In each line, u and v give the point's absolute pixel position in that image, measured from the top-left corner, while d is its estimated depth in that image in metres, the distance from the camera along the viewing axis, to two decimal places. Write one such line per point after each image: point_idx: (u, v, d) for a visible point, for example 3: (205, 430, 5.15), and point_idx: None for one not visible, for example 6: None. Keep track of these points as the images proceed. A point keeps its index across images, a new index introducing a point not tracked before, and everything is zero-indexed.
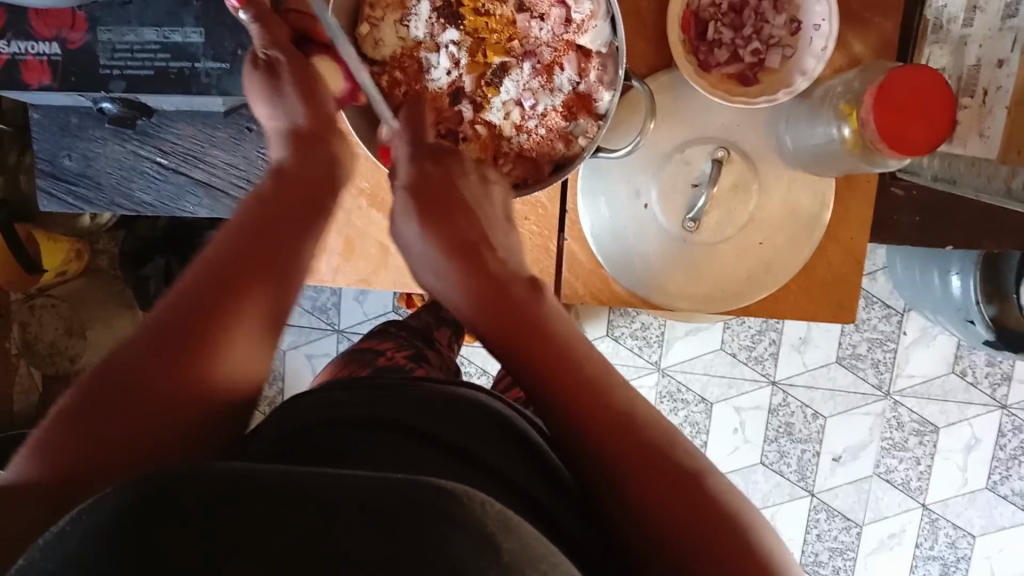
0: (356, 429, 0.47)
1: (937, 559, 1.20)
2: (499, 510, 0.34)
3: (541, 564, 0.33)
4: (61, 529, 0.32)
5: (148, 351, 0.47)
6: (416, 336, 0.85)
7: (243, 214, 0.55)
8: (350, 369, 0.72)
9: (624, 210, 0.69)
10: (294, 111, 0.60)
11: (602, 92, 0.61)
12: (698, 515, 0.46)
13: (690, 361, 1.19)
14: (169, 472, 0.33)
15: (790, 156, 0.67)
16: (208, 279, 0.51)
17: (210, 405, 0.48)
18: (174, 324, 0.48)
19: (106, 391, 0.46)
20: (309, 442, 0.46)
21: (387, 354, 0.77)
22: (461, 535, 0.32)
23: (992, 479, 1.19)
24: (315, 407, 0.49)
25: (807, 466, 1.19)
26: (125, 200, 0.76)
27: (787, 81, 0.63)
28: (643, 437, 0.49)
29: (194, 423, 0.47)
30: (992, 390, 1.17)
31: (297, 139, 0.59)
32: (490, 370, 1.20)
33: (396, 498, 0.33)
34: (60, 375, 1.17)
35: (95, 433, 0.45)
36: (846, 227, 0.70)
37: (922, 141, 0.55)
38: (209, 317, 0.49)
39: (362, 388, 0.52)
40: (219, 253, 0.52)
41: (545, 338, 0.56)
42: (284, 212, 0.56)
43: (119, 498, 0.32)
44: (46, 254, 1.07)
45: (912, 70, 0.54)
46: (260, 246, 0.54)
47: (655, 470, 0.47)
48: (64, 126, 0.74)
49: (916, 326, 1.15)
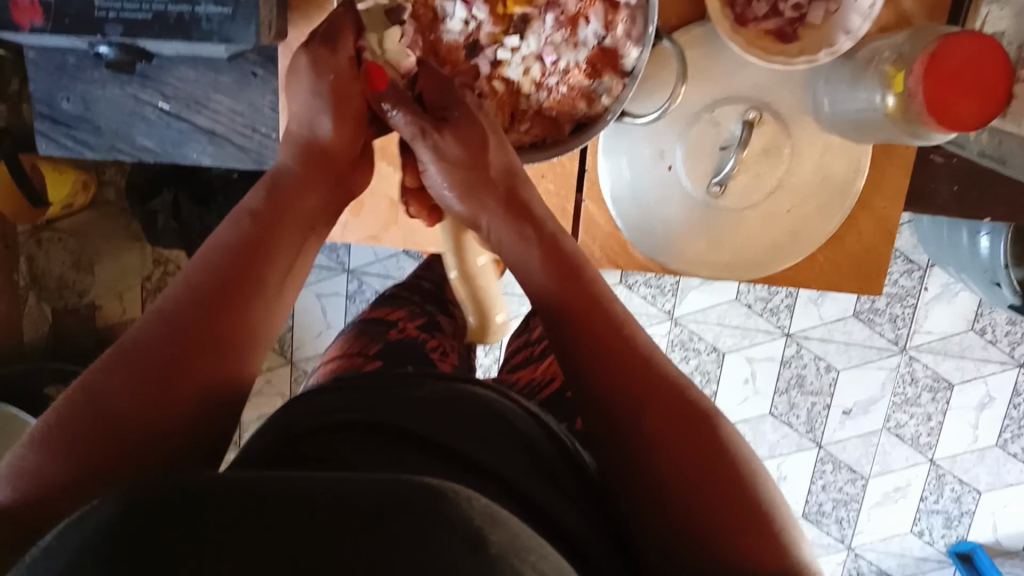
0: (349, 436, 0.45)
1: (940, 513, 1.20)
2: (485, 505, 0.32)
3: (531, 557, 0.31)
4: (49, 545, 0.31)
5: (136, 361, 0.45)
6: (428, 300, 0.85)
7: (235, 225, 0.54)
8: (359, 347, 0.71)
9: (647, 171, 0.66)
10: (320, 125, 0.58)
11: (629, 48, 0.57)
12: (712, 488, 0.45)
13: (704, 311, 1.16)
14: (166, 479, 0.32)
15: (827, 121, 0.63)
16: (200, 292, 0.49)
17: (197, 417, 0.46)
18: (159, 335, 0.47)
19: (93, 406, 0.43)
20: (305, 450, 0.44)
21: (399, 327, 0.76)
22: (445, 529, 0.31)
23: (1002, 437, 1.17)
24: (309, 413, 0.48)
25: (816, 419, 1.19)
26: (126, 145, 0.73)
27: (830, 40, 0.59)
28: (671, 417, 0.48)
29: (183, 428, 0.46)
30: (1010, 349, 1.14)
31: (315, 167, 0.59)
32: (501, 314, 1.18)
33: (385, 494, 0.31)
34: (71, 308, 1.17)
35: (80, 441, 0.42)
36: (880, 197, 0.66)
37: (970, 116, 0.51)
38: (201, 328, 0.48)
39: (361, 393, 0.51)
40: (206, 266, 0.51)
41: (574, 307, 0.55)
42: (278, 222, 0.55)
43: (110, 512, 0.31)
44: (53, 185, 1.03)
45: (969, 36, 0.50)
46: (251, 262, 0.52)
47: (674, 449, 0.47)
48: (60, 67, 0.70)
49: (938, 283, 1.12)
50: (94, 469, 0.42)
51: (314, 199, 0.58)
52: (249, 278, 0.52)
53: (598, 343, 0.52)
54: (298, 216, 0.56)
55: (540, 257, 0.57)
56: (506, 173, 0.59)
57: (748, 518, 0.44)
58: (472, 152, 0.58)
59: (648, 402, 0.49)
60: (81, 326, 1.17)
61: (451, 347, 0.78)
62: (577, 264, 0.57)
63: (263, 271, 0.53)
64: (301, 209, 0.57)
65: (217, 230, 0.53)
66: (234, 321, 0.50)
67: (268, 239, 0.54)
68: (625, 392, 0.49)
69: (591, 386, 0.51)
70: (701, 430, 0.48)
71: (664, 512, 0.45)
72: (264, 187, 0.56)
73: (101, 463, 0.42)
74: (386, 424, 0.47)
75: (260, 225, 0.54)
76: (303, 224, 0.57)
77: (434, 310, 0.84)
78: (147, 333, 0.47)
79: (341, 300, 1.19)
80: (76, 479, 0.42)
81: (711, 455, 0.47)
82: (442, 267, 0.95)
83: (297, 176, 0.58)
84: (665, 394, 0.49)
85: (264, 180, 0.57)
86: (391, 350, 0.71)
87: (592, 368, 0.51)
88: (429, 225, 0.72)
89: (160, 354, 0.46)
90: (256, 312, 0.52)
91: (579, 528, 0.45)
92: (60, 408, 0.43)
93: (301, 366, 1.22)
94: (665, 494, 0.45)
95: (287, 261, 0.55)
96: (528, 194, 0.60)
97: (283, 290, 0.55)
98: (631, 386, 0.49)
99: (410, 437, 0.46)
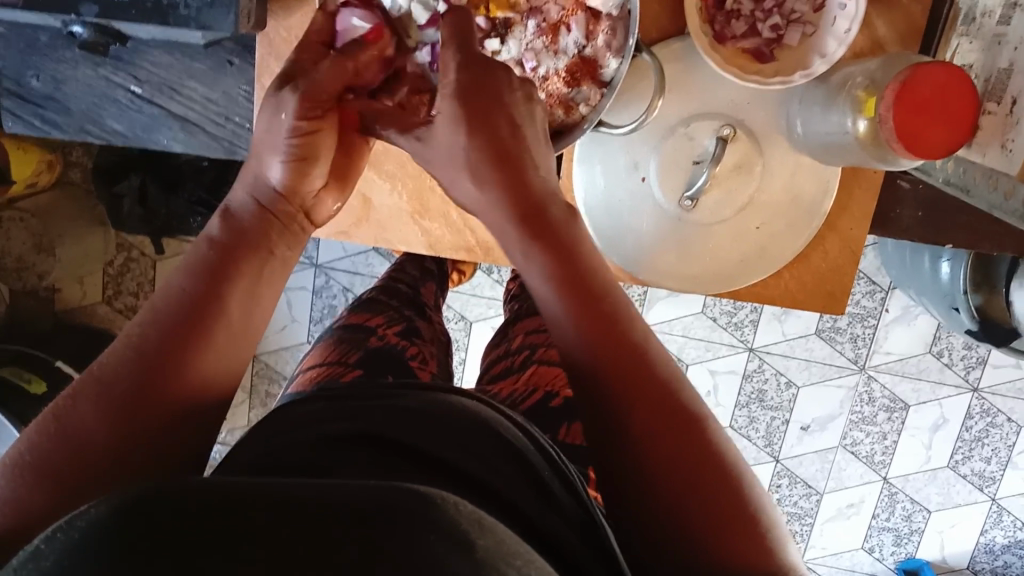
0: (341, 449, 0.46)
1: (891, 530, 1.22)
2: (473, 511, 0.32)
3: (516, 561, 0.32)
4: (37, 548, 0.31)
5: (105, 389, 0.45)
6: (406, 304, 0.85)
7: (199, 251, 0.53)
8: (338, 356, 0.71)
9: (621, 182, 0.66)
10: (272, 169, 0.55)
11: (609, 59, 0.57)
12: (708, 492, 0.46)
13: (670, 322, 1.17)
14: (150, 483, 0.32)
15: (799, 142, 0.64)
16: (161, 320, 0.48)
17: (169, 430, 0.46)
18: (126, 363, 0.46)
19: (67, 434, 0.44)
20: (297, 463, 0.45)
21: (380, 334, 0.75)
22: (436, 533, 0.31)
23: (954, 458, 1.20)
24: (297, 418, 0.49)
25: (775, 433, 1.21)
26: (94, 127, 0.71)
27: (804, 62, 0.60)
28: (653, 421, 0.47)
29: (154, 443, 0.45)
30: (965, 373, 1.16)
31: (273, 201, 0.56)
32: (468, 317, 1.18)
33: (375, 499, 0.31)
34: (28, 290, 1.15)
35: (56, 465, 0.43)
36: (847, 218, 0.68)
37: (939, 143, 0.52)
38: (176, 349, 0.47)
39: (346, 398, 0.51)
40: (170, 293, 0.50)
41: (595, 341, 0.50)
42: (243, 249, 0.53)
43: (99, 511, 0.31)
44: (17, 166, 1.01)
45: (941, 66, 0.51)
46: (222, 286, 0.51)
47: (662, 459, 0.46)
48: (31, 43, 0.69)
49: (899, 305, 1.14)
50: (76, 488, 0.43)
51: (281, 226, 0.56)
52: (212, 294, 0.50)
53: (587, 354, 0.50)
54: (272, 229, 0.55)
55: (519, 241, 0.54)
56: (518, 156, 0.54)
57: (742, 520, 0.45)
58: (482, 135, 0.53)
59: (629, 402, 0.48)
60: (39, 308, 1.16)
61: (430, 355, 0.78)
62: (574, 244, 0.54)
63: (223, 283, 0.51)
64: (258, 235, 0.55)
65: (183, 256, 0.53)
66: (209, 343, 0.49)
67: (232, 262, 0.52)
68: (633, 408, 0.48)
69: (590, 395, 0.49)
70: (688, 433, 0.47)
71: (659, 515, 0.46)
72: (221, 218, 0.55)
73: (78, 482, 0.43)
74: (368, 434, 0.47)
75: (228, 252, 0.53)
76: (268, 245, 0.55)
77: (413, 314, 0.83)
78: (116, 366, 0.46)
79: (307, 294, 1.18)
80: (60, 501, 0.42)
81: (699, 461, 0.47)
82: (415, 268, 0.95)
83: (257, 211, 0.55)
84: (651, 392, 0.48)
85: (221, 209, 0.56)
86: (373, 358, 0.71)
87: (582, 376, 0.50)
88: (401, 225, 0.72)
89: (123, 383, 0.45)
90: (231, 326, 0.51)
91: (566, 533, 0.45)
92: (35, 438, 0.44)
93: (267, 360, 1.21)
94: (665, 502, 0.46)
95: (268, 276, 0.54)
96: (534, 177, 0.54)
97: (257, 296, 0.53)
98: (643, 401, 0.48)
99: (394, 446, 0.47)
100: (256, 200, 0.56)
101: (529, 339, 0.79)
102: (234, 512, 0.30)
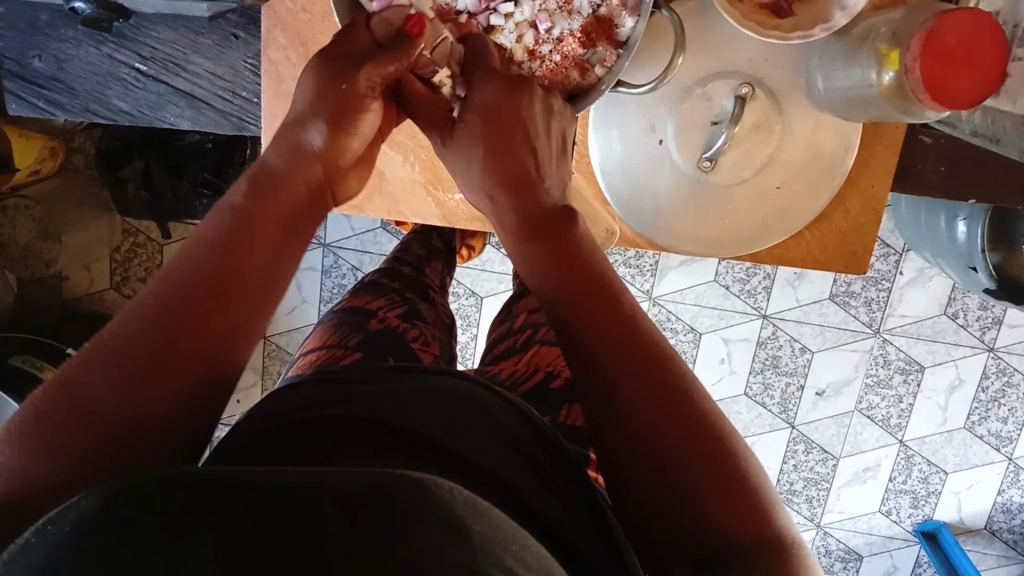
0: (335, 433, 0.45)
1: (908, 493, 1.22)
2: (470, 496, 0.31)
3: (514, 547, 0.30)
4: (29, 540, 0.30)
5: (119, 356, 0.43)
6: (409, 287, 0.84)
7: (216, 219, 0.49)
8: (338, 339, 0.70)
9: (638, 144, 0.65)
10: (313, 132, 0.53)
11: (624, 18, 0.56)
12: (715, 476, 0.44)
13: (681, 291, 1.16)
14: (146, 470, 0.31)
15: (819, 98, 0.62)
16: (179, 291, 0.45)
17: (185, 402, 0.44)
18: (141, 332, 0.43)
19: (76, 401, 0.41)
20: (295, 448, 0.43)
21: (380, 317, 0.74)
22: (433, 515, 0.30)
23: (970, 419, 1.19)
24: (294, 403, 0.48)
25: (790, 399, 1.20)
26: (100, 107, 0.70)
27: (824, 16, 0.57)
28: (644, 390, 0.46)
29: (168, 416, 0.43)
30: (981, 334, 1.16)
31: (307, 164, 0.53)
32: (479, 292, 1.17)
33: (363, 485, 0.30)
34: (35, 279, 1.13)
35: (64, 437, 0.41)
36: (868, 175, 0.66)
37: (967, 93, 0.51)
38: (185, 328, 0.44)
39: (347, 382, 0.51)
40: (188, 262, 0.46)
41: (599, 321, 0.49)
42: (264, 227, 0.50)
43: (92, 501, 0.30)
44: (20, 153, 0.99)
45: (966, 14, 0.50)
46: (240, 262, 0.48)
47: (652, 419, 0.45)
48: (31, 23, 0.68)
49: (913, 267, 1.13)
50: (87, 464, 0.40)
51: (302, 207, 0.52)
52: (228, 266, 0.47)
53: (589, 323, 0.49)
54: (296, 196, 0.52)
55: (512, 236, 0.55)
56: (525, 174, 0.55)
57: (731, 483, 0.44)
58: (501, 137, 0.55)
59: (632, 369, 0.46)
60: (44, 297, 1.14)
61: (432, 337, 0.77)
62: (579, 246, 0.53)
63: (245, 255, 0.48)
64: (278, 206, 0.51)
65: (199, 222, 0.49)
66: (219, 316, 0.46)
67: (254, 231, 0.49)
68: (648, 388, 0.46)
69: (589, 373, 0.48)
70: (678, 406, 0.45)
71: (642, 470, 0.45)
72: (246, 182, 0.51)
73: (84, 456, 0.40)
74: (364, 417, 0.46)
75: (244, 223, 0.49)
76: (290, 215, 0.51)
77: (415, 298, 0.82)
78: (131, 339, 0.43)
79: (316, 274, 1.17)
80: (59, 469, 0.40)
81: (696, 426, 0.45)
82: (421, 248, 0.94)
83: (283, 175, 0.52)
84: (660, 378, 0.46)
85: (248, 176, 0.52)
86: (373, 342, 0.70)
87: (585, 343, 0.48)
88: (414, 197, 0.71)
89: (137, 354, 0.43)
90: (244, 300, 0.47)
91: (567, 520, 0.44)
92: (39, 404, 0.41)
93: (277, 342, 1.20)
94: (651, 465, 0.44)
95: (279, 252, 0.50)
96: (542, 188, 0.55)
97: (279, 271, 0.50)
98: (657, 384, 0.46)
99: (398, 433, 0.45)
100: (293, 154, 0.53)
101: (531, 319, 0.78)
102: (224, 499, 0.30)
